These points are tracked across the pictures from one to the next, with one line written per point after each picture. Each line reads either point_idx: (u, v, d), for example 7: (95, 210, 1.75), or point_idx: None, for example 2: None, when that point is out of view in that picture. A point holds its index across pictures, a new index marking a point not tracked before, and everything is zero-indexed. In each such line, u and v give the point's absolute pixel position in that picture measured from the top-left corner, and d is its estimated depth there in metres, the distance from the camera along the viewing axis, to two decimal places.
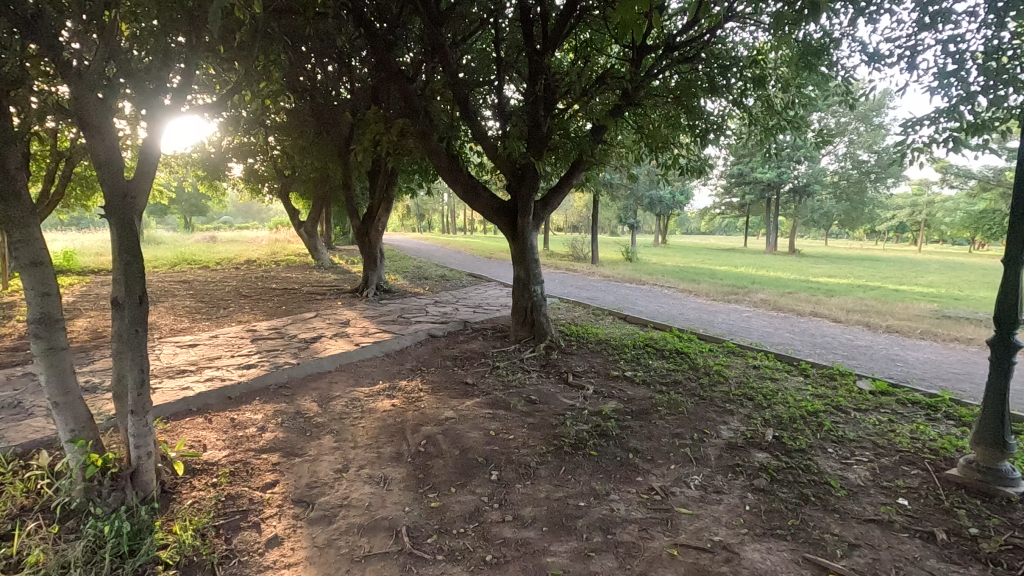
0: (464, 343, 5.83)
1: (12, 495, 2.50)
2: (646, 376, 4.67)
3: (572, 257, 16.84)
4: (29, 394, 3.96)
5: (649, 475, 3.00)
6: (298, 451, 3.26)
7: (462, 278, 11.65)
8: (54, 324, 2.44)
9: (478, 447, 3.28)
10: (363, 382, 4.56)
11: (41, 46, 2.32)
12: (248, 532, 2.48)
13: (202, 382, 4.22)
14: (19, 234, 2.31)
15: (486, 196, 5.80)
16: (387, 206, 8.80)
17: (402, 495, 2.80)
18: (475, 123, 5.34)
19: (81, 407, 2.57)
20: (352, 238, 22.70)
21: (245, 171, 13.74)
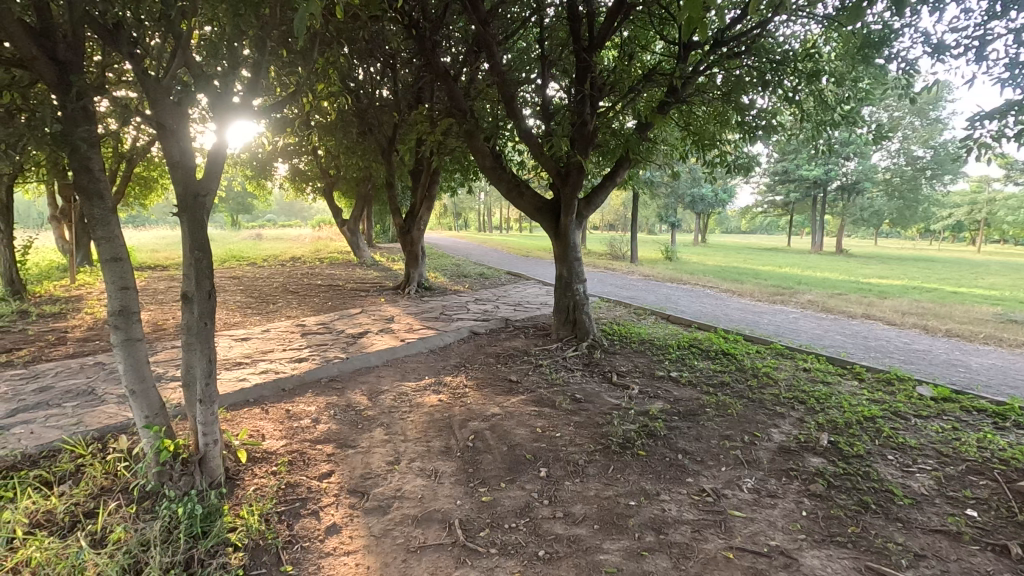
0: (507, 341, 5.86)
1: (93, 476, 2.67)
2: (692, 377, 4.60)
3: (610, 256, 16.68)
4: (102, 382, 4.22)
5: (699, 477, 2.96)
6: (351, 443, 3.35)
7: (501, 276, 11.71)
8: (132, 316, 2.59)
9: (525, 444, 3.31)
10: (410, 377, 4.66)
11: (121, 53, 2.47)
12: (308, 519, 2.58)
13: (257, 374, 4.39)
14: (102, 232, 2.47)
15: (530, 195, 5.81)
16: (428, 205, 8.92)
17: (453, 488, 2.85)
18: (520, 121, 5.35)
19: (155, 395, 2.71)
20: (392, 235, 23.08)
21: (291, 171, 14.15)
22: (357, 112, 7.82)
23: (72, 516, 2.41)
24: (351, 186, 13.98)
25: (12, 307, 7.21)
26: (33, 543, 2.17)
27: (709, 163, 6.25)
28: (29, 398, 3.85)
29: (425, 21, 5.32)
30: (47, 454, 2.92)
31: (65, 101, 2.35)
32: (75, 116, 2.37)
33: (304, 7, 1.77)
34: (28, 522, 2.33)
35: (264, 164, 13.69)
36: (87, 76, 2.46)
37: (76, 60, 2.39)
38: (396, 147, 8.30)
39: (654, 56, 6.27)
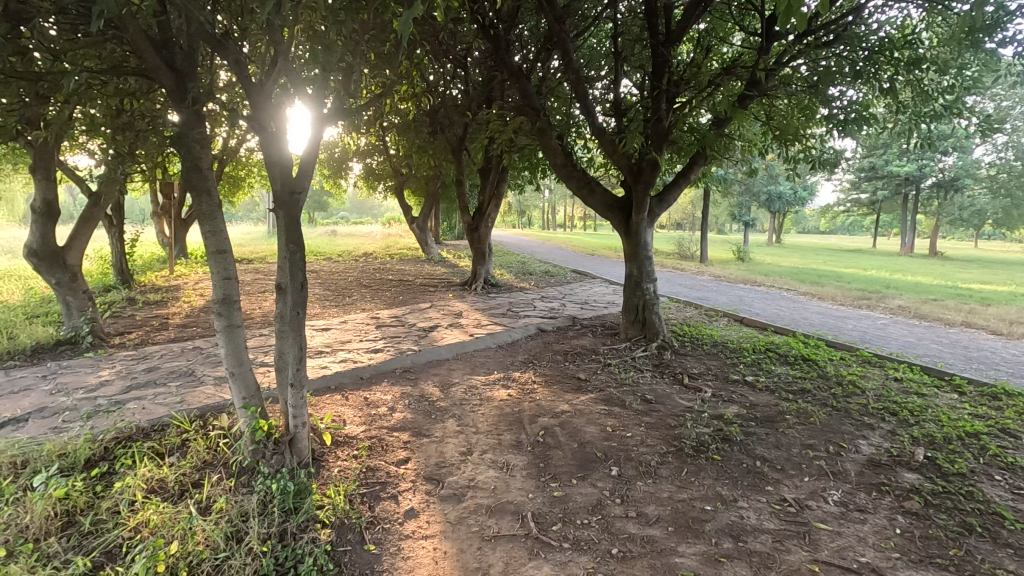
0: (574, 339, 5.85)
1: (197, 450, 2.90)
2: (769, 382, 4.41)
3: (679, 256, 16.24)
4: (200, 365, 4.59)
5: (780, 486, 2.84)
6: (425, 432, 3.47)
7: (567, 274, 11.68)
8: (233, 304, 2.79)
9: (596, 442, 3.30)
10: (480, 371, 4.75)
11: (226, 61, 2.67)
12: (388, 502, 2.70)
13: (338, 363, 4.63)
14: (209, 226, 2.71)
15: (600, 192, 5.74)
16: (496, 202, 9.02)
17: (525, 481, 2.89)
18: (592, 118, 5.31)
19: (251, 378, 2.92)
20: (458, 232, 23.57)
21: (364, 170, 14.73)
22: (429, 113, 8.04)
23: (181, 485, 2.64)
24: (420, 185, 14.38)
25: (124, 294, 7.99)
26: (150, 507, 2.40)
27: (791, 159, 5.94)
28: (141, 377, 4.26)
29: (499, 21, 5.39)
30: (158, 428, 3.22)
31: (182, 107, 2.58)
32: (189, 119, 2.59)
33: (409, 11, 1.89)
34: (145, 487, 2.57)
35: (340, 164, 14.34)
36: (198, 83, 2.68)
37: (190, 68, 2.61)
38: (466, 146, 8.47)
39: (732, 50, 6.05)
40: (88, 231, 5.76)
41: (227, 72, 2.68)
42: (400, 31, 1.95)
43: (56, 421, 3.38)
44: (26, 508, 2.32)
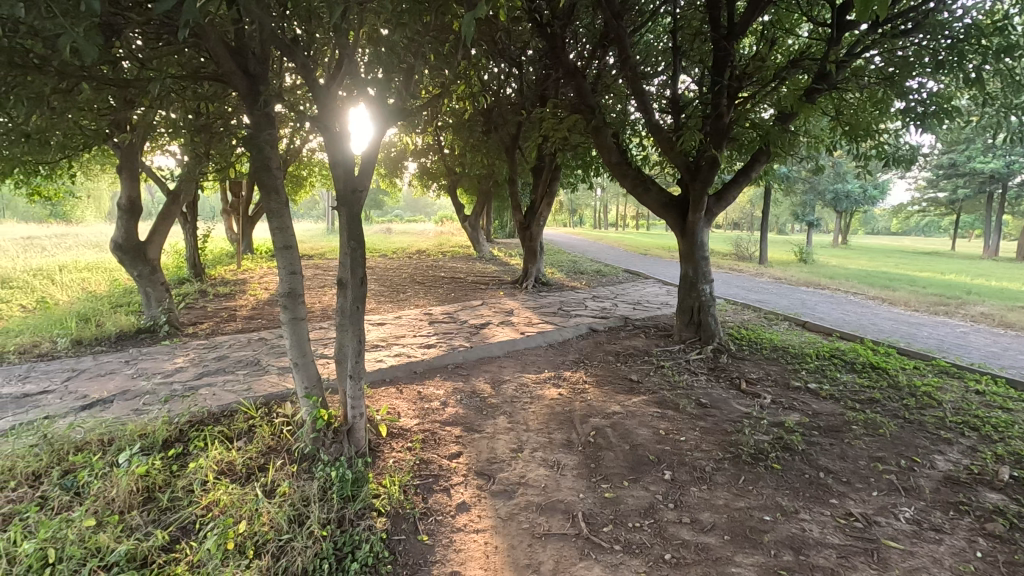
0: (626, 340, 5.77)
1: (263, 436, 3.05)
2: (834, 391, 4.19)
3: (736, 256, 15.74)
4: (265, 355, 4.83)
5: (845, 499, 2.70)
6: (477, 427, 3.51)
7: (619, 274, 11.52)
8: (297, 298, 2.92)
9: (648, 445, 3.25)
10: (530, 369, 4.77)
11: (295, 63, 2.79)
12: (440, 494, 2.76)
13: (393, 357, 4.76)
14: (277, 223, 2.84)
15: (656, 190, 5.62)
16: (549, 201, 8.99)
17: (576, 481, 2.88)
18: (649, 114, 5.21)
19: (313, 369, 3.05)
20: (510, 230, 23.72)
21: (419, 169, 15.05)
22: (483, 112, 8.12)
23: (248, 468, 2.78)
24: (474, 183, 14.55)
25: (197, 286, 8.51)
26: (220, 488, 2.54)
27: (862, 155, 5.62)
28: (212, 365, 4.52)
29: (555, 20, 5.40)
30: (227, 414, 3.41)
31: (254, 109, 2.73)
32: (260, 120, 2.74)
33: (473, 10, 1.92)
34: (216, 469, 2.73)
35: (396, 163, 14.72)
36: (269, 86, 2.82)
37: (262, 72, 2.75)
38: (519, 145, 8.50)
39: (798, 42, 5.79)
40: (166, 227, 6.16)
41: (296, 74, 2.79)
42: (465, 34, 1.97)
43: (137, 403, 3.64)
44: (112, 482, 2.50)
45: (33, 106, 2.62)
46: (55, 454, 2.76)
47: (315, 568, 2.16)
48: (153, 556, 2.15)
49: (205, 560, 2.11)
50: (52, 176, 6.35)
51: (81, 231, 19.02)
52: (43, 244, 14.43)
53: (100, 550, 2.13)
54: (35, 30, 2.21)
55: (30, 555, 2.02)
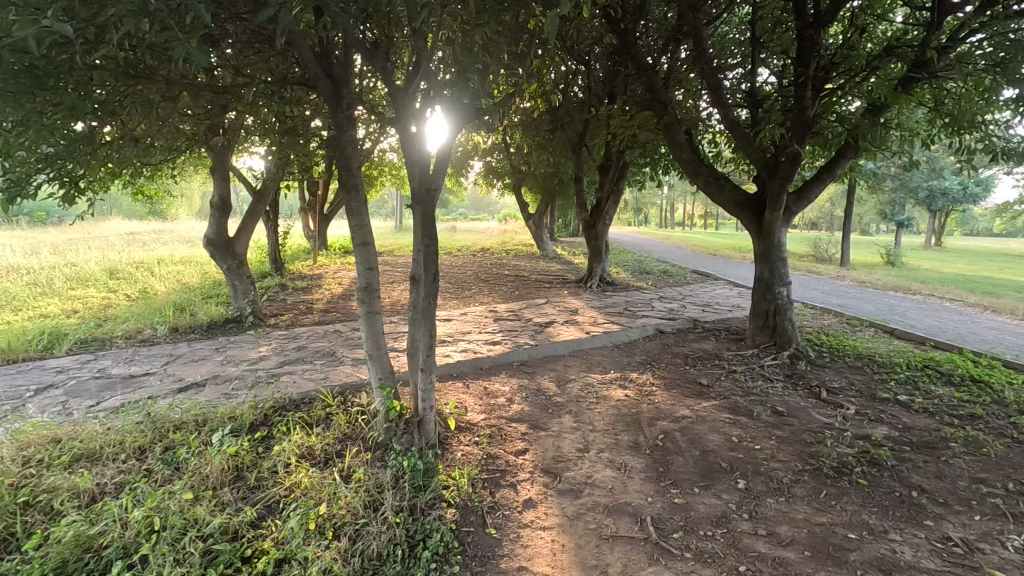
0: (695, 342, 5.59)
1: (339, 423, 3.20)
2: (928, 404, 3.87)
3: (814, 259, 14.90)
4: (340, 346, 5.06)
5: (941, 522, 2.50)
6: (542, 425, 3.52)
7: (687, 275, 11.19)
8: (374, 292, 3.03)
9: (720, 452, 3.13)
10: (596, 369, 4.72)
11: (375, 66, 2.91)
12: (507, 489, 2.79)
13: (459, 352, 4.86)
14: (356, 221, 2.98)
15: (730, 188, 5.40)
16: (615, 199, 8.86)
17: (644, 484, 2.82)
18: (725, 108, 5.01)
19: (387, 361, 3.16)
20: (574, 229, 23.59)
21: (485, 168, 15.25)
22: (550, 110, 8.12)
23: (326, 453, 2.92)
24: (538, 182, 14.58)
25: (278, 280, 9.03)
26: (301, 471, 2.69)
27: (964, 149, 5.15)
28: (292, 354, 4.79)
29: (627, 15, 5.32)
30: (306, 401, 3.60)
31: (337, 111, 2.88)
32: (342, 122, 2.89)
33: (558, 7, 1.93)
34: (298, 452, 2.89)
35: (463, 163, 14.98)
36: (350, 88, 2.96)
37: (345, 76, 2.88)
38: (586, 143, 8.42)
39: (891, 28, 5.40)
40: (252, 224, 6.58)
41: (377, 78, 2.91)
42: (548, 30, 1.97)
43: (227, 388, 3.92)
44: (207, 460, 2.70)
45: (146, 113, 2.88)
46: (158, 431, 3.01)
47: (390, 553, 2.25)
48: (243, 531, 2.31)
49: (288, 538, 2.24)
50: (154, 176, 6.92)
51: (176, 228, 20.66)
52: (144, 239, 15.77)
53: (198, 521, 2.30)
54: (151, 44, 2.43)
55: (139, 522, 2.23)
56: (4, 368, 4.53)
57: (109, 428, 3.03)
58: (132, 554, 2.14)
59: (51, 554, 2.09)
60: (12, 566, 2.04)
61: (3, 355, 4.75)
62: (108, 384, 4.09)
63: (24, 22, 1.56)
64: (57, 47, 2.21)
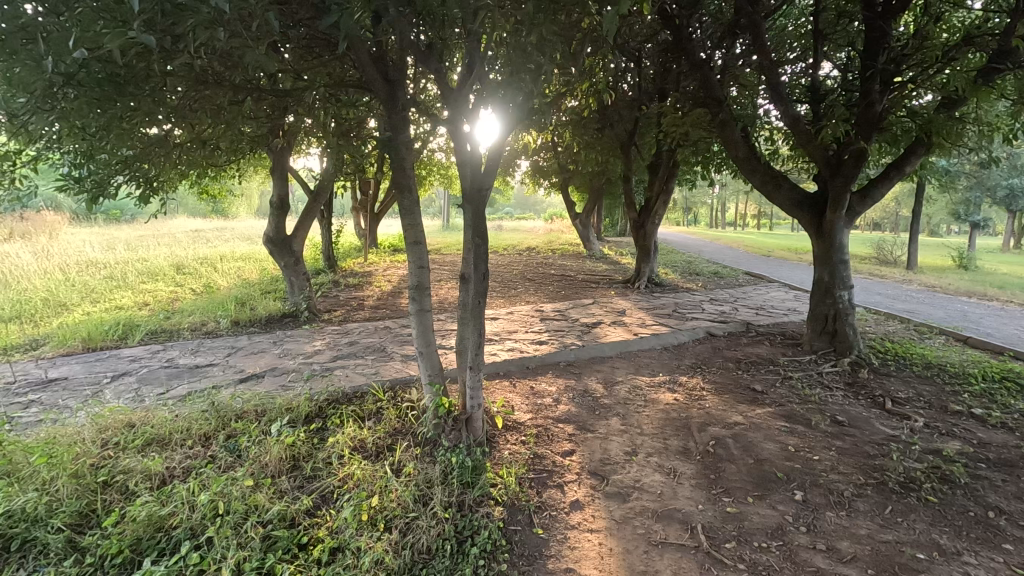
0: (748, 346, 5.41)
1: (390, 418, 3.28)
2: (1006, 419, 3.61)
3: (878, 261, 14.15)
4: (390, 342, 5.18)
5: (1022, 546, 2.32)
6: (590, 427, 3.49)
7: (739, 276, 10.85)
8: (425, 290, 3.09)
9: (775, 461, 3.02)
10: (644, 371, 4.64)
11: (428, 69, 2.98)
12: (554, 490, 2.78)
13: (506, 351, 4.89)
14: (408, 220, 3.04)
15: (788, 187, 5.20)
16: (665, 198, 8.68)
17: (694, 491, 2.76)
18: (785, 104, 4.82)
19: (436, 358, 3.21)
20: (621, 229, 23.28)
21: (532, 167, 15.25)
22: (599, 109, 8.04)
23: (377, 447, 3.00)
24: (585, 181, 14.46)
25: (331, 277, 9.32)
26: (353, 463, 2.77)
27: None
28: (344, 349, 4.94)
29: (682, 10, 5.20)
30: (358, 395, 3.70)
31: (393, 113, 2.95)
32: (397, 124, 2.96)
33: (618, 4, 1.92)
34: (351, 445, 2.97)
35: (510, 162, 15.04)
36: (405, 91, 3.02)
37: (400, 79, 2.94)
38: (636, 142, 8.29)
39: (970, 16, 5.05)
40: (307, 223, 6.82)
41: (431, 80, 2.96)
42: (608, 28, 1.96)
43: (284, 380, 4.09)
44: (266, 449, 2.82)
45: (214, 118, 3.03)
46: (221, 419, 3.17)
47: (439, 547, 2.29)
48: (300, 518, 2.40)
49: (343, 528, 2.32)
50: (218, 177, 7.27)
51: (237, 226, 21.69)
52: (207, 236, 16.59)
53: (258, 507, 2.41)
54: (222, 52, 2.56)
55: (205, 505, 2.35)
56: (84, 355, 4.87)
57: (177, 415, 3.21)
58: (198, 536, 2.26)
59: (127, 531, 2.23)
60: (93, 540, 2.19)
61: (84, 344, 5.11)
62: (176, 373, 4.34)
63: (113, 35, 1.66)
64: (138, 57, 2.35)
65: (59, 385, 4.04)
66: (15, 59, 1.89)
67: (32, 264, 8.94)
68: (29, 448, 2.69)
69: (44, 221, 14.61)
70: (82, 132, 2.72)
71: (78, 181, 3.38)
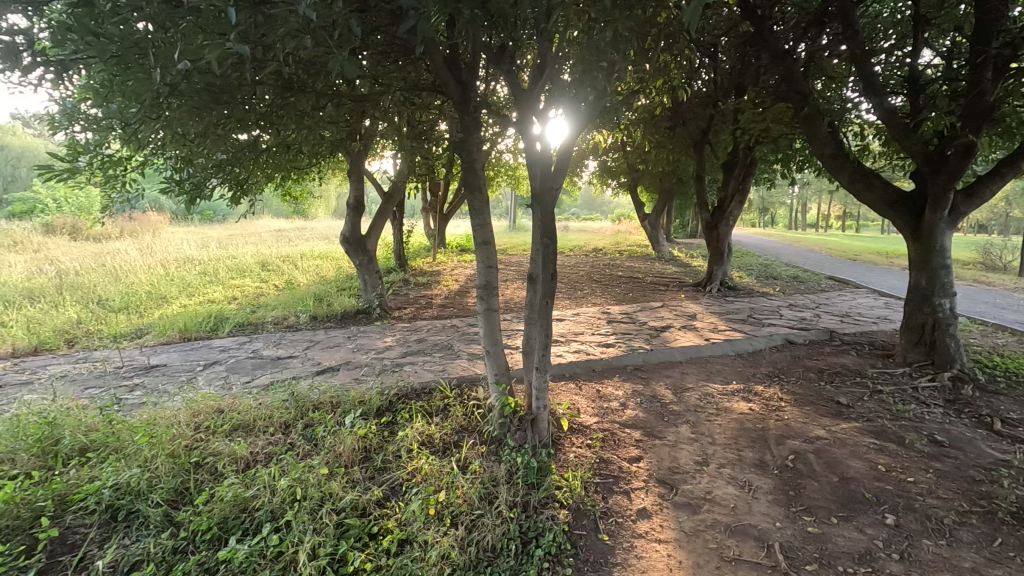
0: (832, 356, 5.06)
1: (457, 415, 3.33)
2: None
3: (983, 267, 12.86)
4: (457, 341, 5.27)
5: None
6: (658, 434, 3.39)
7: (821, 281, 10.20)
8: (493, 290, 3.12)
9: (863, 480, 2.81)
10: (717, 378, 4.45)
11: (500, 70, 3.00)
12: (620, 497, 2.72)
13: (572, 353, 4.85)
14: (478, 220, 3.07)
15: (881, 185, 4.82)
16: (740, 198, 8.30)
17: (771, 507, 2.61)
18: (879, 96, 4.48)
19: (503, 358, 3.23)
20: (691, 231, 22.52)
21: (600, 168, 15.07)
22: (671, 107, 7.82)
23: (444, 443, 3.06)
24: (655, 181, 14.10)
25: (401, 275, 9.62)
26: (422, 457, 2.83)
27: None
28: (414, 346, 5.08)
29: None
30: (427, 391, 3.79)
31: (465, 115, 2.99)
32: (469, 125, 2.99)
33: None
34: (419, 440, 3.04)
35: (577, 163, 14.93)
36: (478, 93, 3.06)
37: (473, 80, 2.98)
38: (709, 140, 7.99)
39: None
40: (380, 223, 7.08)
41: (503, 82, 2.99)
42: (690, 23, 1.89)
43: (357, 373, 4.26)
44: (341, 439, 2.94)
45: (298, 122, 3.19)
46: (300, 409, 3.35)
47: (503, 547, 2.30)
48: (371, 509, 2.48)
49: (411, 520, 2.38)
50: (300, 180, 7.69)
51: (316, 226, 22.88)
52: (288, 235, 17.62)
53: (332, 495, 2.51)
54: (307, 60, 2.70)
55: (284, 490, 2.48)
56: (181, 345, 5.29)
57: (260, 403, 3.41)
58: (278, 518, 2.38)
59: (215, 510, 2.39)
60: (186, 516, 2.36)
61: (180, 334, 5.56)
62: (260, 363, 4.63)
63: (212, 46, 1.79)
64: (233, 67, 2.51)
65: (160, 371, 4.42)
66: (129, 74, 2.08)
67: (138, 260, 9.84)
68: (134, 428, 2.95)
69: (149, 221, 16.08)
70: (183, 139, 2.95)
71: (179, 183, 3.67)
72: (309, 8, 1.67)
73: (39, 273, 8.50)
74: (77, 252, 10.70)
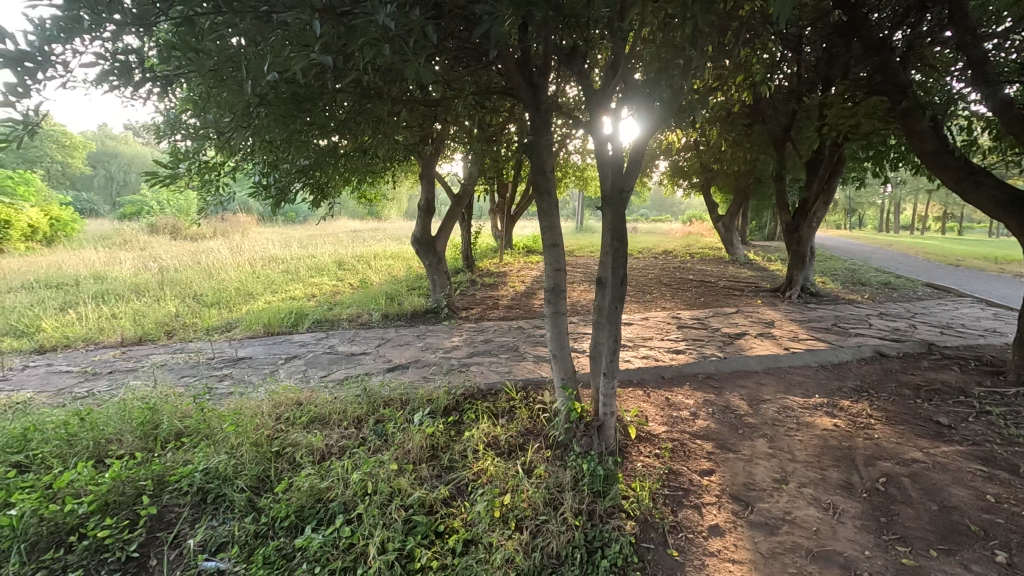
0: (930, 371, 4.63)
1: (522, 418, 3.33)
2: None
3: None
4: (522, 343, 5.28)
5: None
6: (732, 447, 3.23)
7: (918, 288, 9.37)
8: (561, 293, 3.09)
9: (967, 511, 2.54)
10: (797, 390, 4.19)
11: (572, 72, 2.96)
12: (691, 511, 2.61)
13: (640, 358, 4.72)
14: (547, 223, 3.06)
15: (993, 185, 4.35)
16: (825, 199, 7.78)
17: (859, 534, 2.41)
18: (992, 87, 4.05)
19: (569, 362, 3.18)
20: (768, 232, 21.39)
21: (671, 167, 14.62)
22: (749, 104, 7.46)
23: (510, 445, 3.06)
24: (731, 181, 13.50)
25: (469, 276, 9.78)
26: (487, 458, 2.85)
27: None
28: (480, 346, 5.14)
29: None
30: (492, 392, 3.81)
31: (536, 117, 2.98)
32: (539, 127, 2.97)
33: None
34: (485, 441, 3.07)
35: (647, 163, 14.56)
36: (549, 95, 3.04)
37: (545, 82, 2.96)
38: (791, 137, 7.56)
39: None
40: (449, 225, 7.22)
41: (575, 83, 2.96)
42: (780, 17, 1.78)
43: (425, 372, 4.36)
44: (410, 436, 3.02)
45: (375, 127, 3.30)
46: (371, 404, 3.47)
47: (568, 554, 2.27)
48: (437, 507, 2.52)
49: (476, 521, 2.40)
50: (373, 183, 7.97)
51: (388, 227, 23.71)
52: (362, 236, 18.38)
53: (401, 491, 2.57)
54: (384, 68, 2.79)
55: (356, 483, 2.57)
56: (264, 339, 5.64)
57: (335, 398, 3.56)
58: (350, 511, 2.47)
59: (293, 498, 2.51)
60: (267, 502, 2.50)
61: (265, 329, 5.92)
62: (336, 359, 4.84)
63: (299, 57, 1.88)
64: (316, 77, 2.64)
65: (246, 363, 4.73)
66: (225, 86, 2.22)
67: (229, 258, 10.59)
68: (222, 416, 3.17)
69: (239, 222, 17.28)
70: (271, 147, 3.13)
71: (265, 188, 3.91)
72: (387, 17, 1.71)
73: (144, 269, 9.34)
74: (177, 250, 11.67)
